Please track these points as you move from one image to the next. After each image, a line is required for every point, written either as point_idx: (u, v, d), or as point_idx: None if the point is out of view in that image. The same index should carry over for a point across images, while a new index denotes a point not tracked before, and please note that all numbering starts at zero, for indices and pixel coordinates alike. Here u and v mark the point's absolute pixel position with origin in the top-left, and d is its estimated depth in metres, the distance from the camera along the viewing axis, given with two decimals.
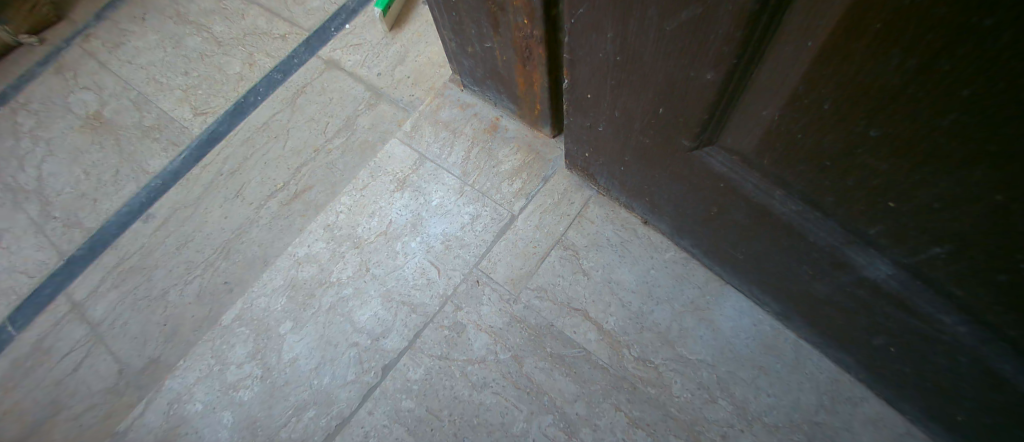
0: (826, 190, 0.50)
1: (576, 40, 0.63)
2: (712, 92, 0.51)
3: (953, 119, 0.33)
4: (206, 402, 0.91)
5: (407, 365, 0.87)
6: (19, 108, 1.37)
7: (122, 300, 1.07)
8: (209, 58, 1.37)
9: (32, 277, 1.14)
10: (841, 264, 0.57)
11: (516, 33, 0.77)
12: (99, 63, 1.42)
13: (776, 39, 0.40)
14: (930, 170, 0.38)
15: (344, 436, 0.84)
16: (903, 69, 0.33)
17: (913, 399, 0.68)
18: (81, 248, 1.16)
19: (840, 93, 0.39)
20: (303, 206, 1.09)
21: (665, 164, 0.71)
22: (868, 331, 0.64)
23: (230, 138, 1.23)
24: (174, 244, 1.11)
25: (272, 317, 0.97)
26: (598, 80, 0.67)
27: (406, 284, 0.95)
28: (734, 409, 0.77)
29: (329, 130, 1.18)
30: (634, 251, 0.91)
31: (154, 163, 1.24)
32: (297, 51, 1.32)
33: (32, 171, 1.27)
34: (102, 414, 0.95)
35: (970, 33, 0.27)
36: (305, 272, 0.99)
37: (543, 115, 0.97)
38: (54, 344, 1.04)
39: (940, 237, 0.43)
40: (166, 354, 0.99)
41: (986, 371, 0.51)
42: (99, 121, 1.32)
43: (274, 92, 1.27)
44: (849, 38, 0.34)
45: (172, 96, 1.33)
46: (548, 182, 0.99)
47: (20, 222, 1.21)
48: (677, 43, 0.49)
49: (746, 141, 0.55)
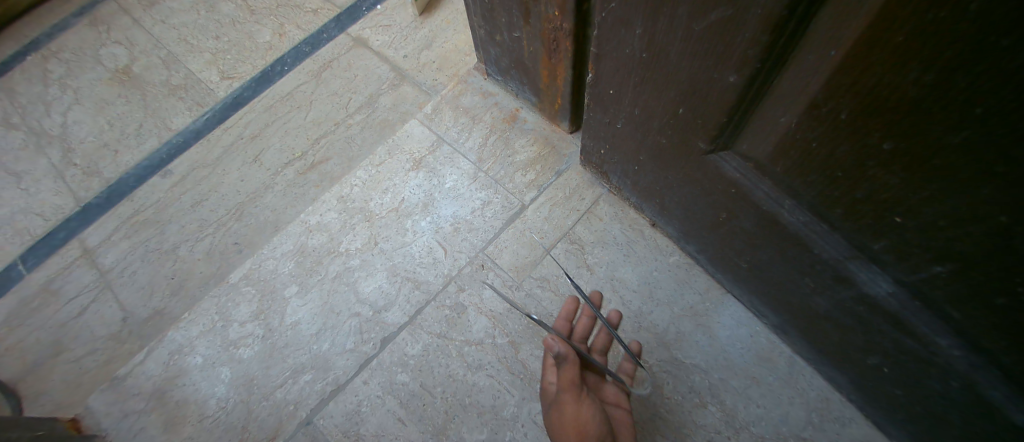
0: (835, 202, 0.51)
1: (604, 34, 0.64)
2: (732, 95, 0.52)
3: (965, 137, 0.34)
4: (206, 356, 0.93)
5: (406, 340, 0.89)
6: (51, 56, 1.41)
7: (132, 251, 1.09)
8: (241, 25, 1.39)
9: (48, 220, 1.16)
10: (843, 278, 0.58)
11: (546, 25, 0.78)
12: (132, 19, 1.44)
13: (801, 45, 0.42)
14: (938, 187, 0.39)
15: (338, 401, 0.86)
16: (920, 85, 0.34)
17: (902, 423, 0.69)
18: (98, 196, 1.18)
19: (857, 104, 0.40)
20: (319, 177, 1.12)
21: (679, 166, 0.72)
22: (863, 349, 0.64)
23: (254, 104, 1.25)
24: (189, 201, 1.13)
25: (279, 280, 0.98)
26: (621, 76, 0.68)
27: (412, 261, 0.96)
28: (722, 415, 0.78)
29: (351, 106, 1.20)
30: (640, 252, 0.92)
31: (177, 121, 1.26)
32: (327, 26, 1.34)
33: (58, 118, 1.30)
34: (102, 359, 0.98)
35: (988, 52, 0.28)
36: (315, 240, 1.01)
37: (563, 110, 0.98)
38: (62, 287, 1.07)
39: (943, 256, 0.44)
40: (172, 307, 1.02)
41: (977, 397, 0.52)
42: (127, 75, 1.35)
43: (301, 64, 1.29)
44: (871, 50, 0.35)
45: (201, 58, 1.35)
46: (561, 176, 1.01)
47: (41, 166, 1.24)
48: (703, 44, 0.50)
49: (761, 148, 0.56)
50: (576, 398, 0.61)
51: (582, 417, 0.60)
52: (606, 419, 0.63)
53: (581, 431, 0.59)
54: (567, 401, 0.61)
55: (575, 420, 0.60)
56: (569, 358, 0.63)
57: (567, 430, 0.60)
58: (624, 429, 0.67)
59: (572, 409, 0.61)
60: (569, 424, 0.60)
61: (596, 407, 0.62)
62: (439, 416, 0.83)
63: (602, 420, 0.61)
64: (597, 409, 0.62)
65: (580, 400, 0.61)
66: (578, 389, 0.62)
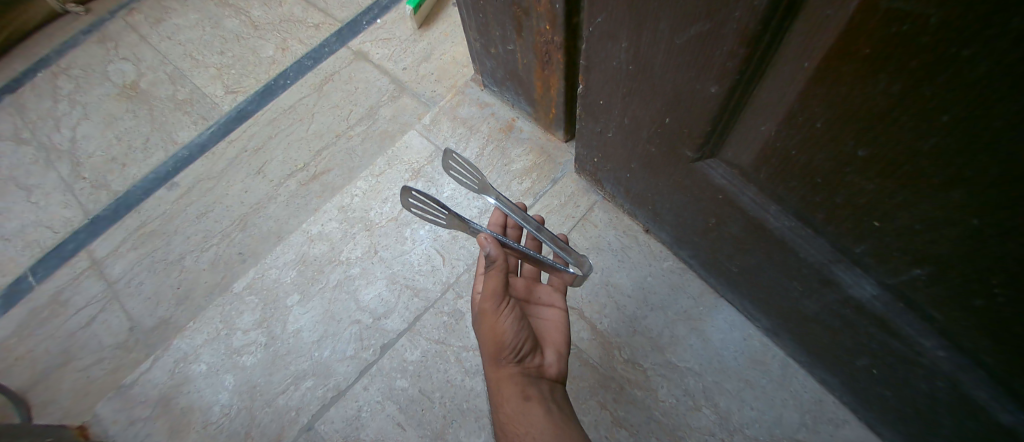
0: (817, 207, 0.53)
1: (593, 47, 0.66)
2: (715, 105, 0.54)
3: (934, 143, 0.35)
4: (210, 364, 0.95)
5: (405, 346, 0.91)
6: (61, 73, 1.45)
7: (140, 261, 1.12)
8: (245, 41, 1.43)
9: (57, 233, 1.19)
10: (829, 281, 0.59)
11: (538, 38, 0.81)
12: (140, 36, 1.49)
13: (776, 57, 0.44)
14: (912, 192, 0.41)
15: (339, 408, 0.87)
16: (887, 94, 0.35)
17: (894, 424, 0.70)
18: (106, 209, 1.21)
19: (831, 113, 0.42)
20: (321, 187, 1.14)
21: (669, 173, 0.74)
22: (853, 351, 0.65)
23: (257, 116, 1.28)
24: (194, 213, 1.16)
25: (281, 288, 1.01)
26: (610, 87, 0.70)
27: (411, 268, 0.98)
28: (717, 418, 0.79)
29: (352, 118, 1.23)
30: (634, 257, 0.93)
31: (183, 135, 1.29)
32: (329, 40, 1.38)
33: (68, 132, 1.34)
34: (109, 367, 1.00)
35: (949, 61, 0.30)
36: (316, 249, 1.04)
37: (557, 119, 1.01)
38: (70, 298, 1.09)
39: (921, 258, 0.45)
40: (177, 316, 1.04)
41: (962, 396, 0.53)
42: (135, 91, 1.39)
43: (303, 77, 1.33)
44: (841, 60, 0.37)
45: (207, 73, 1.39)
46: (556, 184, 1.03)
47: (51, 179, 1.28)
48: (686, 56, 0.52)
49: (746, 155, 0.58)
50: (496, 307, 0.61)
51: (501, 325, 0.61)
52: (528, 324, 0.64)
53: (500, 339, 0.60)
54: (487, 310, 0.61)
55: (494, 329, 0.61)
56: (495, 260, 0.62)
57: (487, 337, 0.62)
58: (551, 332, 0.71)
59: (492, 317, 0.61)
60: (489, 332, 0.61)
61: (517, 315, 0.62)
62: (437, 421, 0.84)
63: (523, 327, 0.62)
64: (519, 316, 0.63)
65: (499, 309, 0.61)
66: (500, 299, 0.61)
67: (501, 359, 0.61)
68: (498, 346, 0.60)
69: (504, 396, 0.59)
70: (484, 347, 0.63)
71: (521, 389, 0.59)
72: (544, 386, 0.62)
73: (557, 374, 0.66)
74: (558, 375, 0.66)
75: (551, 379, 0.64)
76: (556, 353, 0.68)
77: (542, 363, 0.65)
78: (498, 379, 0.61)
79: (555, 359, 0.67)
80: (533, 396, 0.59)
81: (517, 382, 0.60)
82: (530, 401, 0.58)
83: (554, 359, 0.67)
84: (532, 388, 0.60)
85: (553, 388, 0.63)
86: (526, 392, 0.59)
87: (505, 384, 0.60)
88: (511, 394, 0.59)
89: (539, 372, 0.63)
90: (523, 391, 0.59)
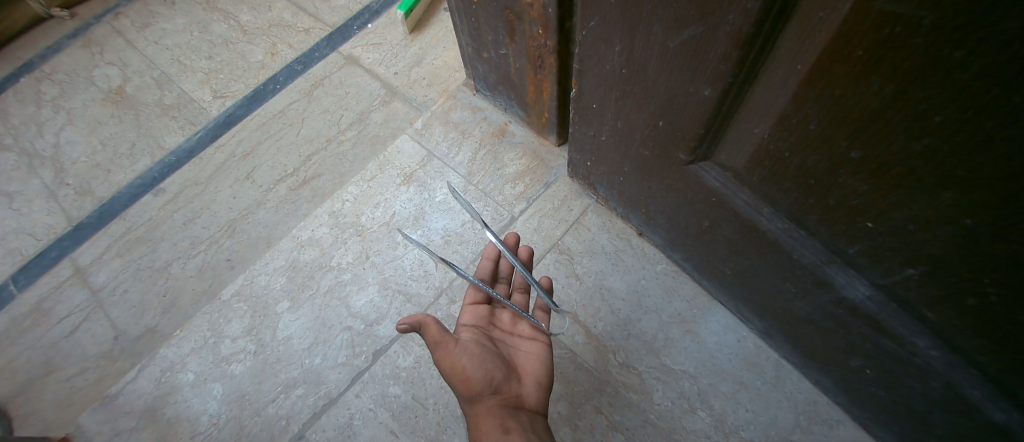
0: (810, 209, 0.53)
1: (587, 51, 0.67)
2: (709, 107, 0.54)
3: (926, 144, 0.36)
4: (197, 373, 0.93)
5: (397, 353, 0.89)
6: (44, 78, 1.42)
7: (125, 268, 1.09)
8: (233, 45, 1.42)
9: (39, 240, 1.16)
10: (822, 282, 0.59)
11: (530, 43, 0.81)
12: (126, 40, 1.46)
13: (768, 60, 0.44)
14: (905, 193, 0.41)
15: (330, 416, 0.86)
16: (881, 95, 0.36)
17: (887, 424, 0.70)
18: (90, 215, 1.19)
19: (824, 116, 0.42)
20: (311, 192, 1.13)
21: (662, 176, 0.74)
22: (846, 352, 0.66)
23: (246, 122, 1.27)
24: (182, 218, 1.14)
25: (271, 295, 0.99)
26: (603, 92, 0.71)
27: (404, 274, 0.97)
28: (712, 420, 0.79)
29: (342, 123, 1.22)
30: (627, 260, 0.93)
31: (170, 140, 1.27)
32: (319, 45, 1.37)
33: (51, 138, 1.31)
34: (93, 378, 0.97)
35: (940, 65, 0.30)
36: (306, 255, 1.02)
37: (550, 124, 1.01)
38: (53, 307, 1.06)
39: (914, 258, 0.46)
40: (163, 325, 1.01)
41: (955, 396, 0.53)
42: (121, 95, 1.37)
43: (294, 82, 1.31)
44: (834, 63, 0.37)
45: (194, 78, 1.38)
46: (549, 188, 1.03)
47: (33, 186, 1.25)
48: (679, 59, 0.53)
49: (738, 157, 0.58)
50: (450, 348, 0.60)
51: (460, 363, 0.60)
52: (489, 359, 0.63)
53: (464, 377, 0.60)
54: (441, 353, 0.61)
55: (457, 369, 0.60)
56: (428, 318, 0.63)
57: (453, 378, 0.61)
58: (529, 362, 0.69)
59: (451, 359, 0.60)
60: (453, 372, 0.60)
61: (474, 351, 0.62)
62: (432, 428, 0.83)
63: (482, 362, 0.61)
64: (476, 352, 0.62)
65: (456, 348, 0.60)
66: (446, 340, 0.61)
67: (473, 395, 0.60)
68: (466, 384, 0.59)
69: (484, 429, 0.57)
70: (455, 388, 0.62)
71: (500, 421, 0.58)
72: (524, 417, 0.61)
73: (537, 404, 0.65)
74: (538, 405, 0.65)
75: (531, 409, 0.63)
76: (536, 383, 0.67)
77: (521, 393, 0.64)
78: (476, 414, 0.59)
79: (535, 389, 0.66)
80: (513, 428, 0.57)
81: (496, 414, 0.59)
82: (511, 433, 0.56)
83: (534, 389, 0.66)
84: (511, 419, 0.59)
85: (534, 419, 0.61)
86: (505, 424, 0.58)
87: (484, 417, 0.59)
88: (490, 428, 0.57)
89: (518, 402, 0.62)
90: (503, 423, 0.58)
